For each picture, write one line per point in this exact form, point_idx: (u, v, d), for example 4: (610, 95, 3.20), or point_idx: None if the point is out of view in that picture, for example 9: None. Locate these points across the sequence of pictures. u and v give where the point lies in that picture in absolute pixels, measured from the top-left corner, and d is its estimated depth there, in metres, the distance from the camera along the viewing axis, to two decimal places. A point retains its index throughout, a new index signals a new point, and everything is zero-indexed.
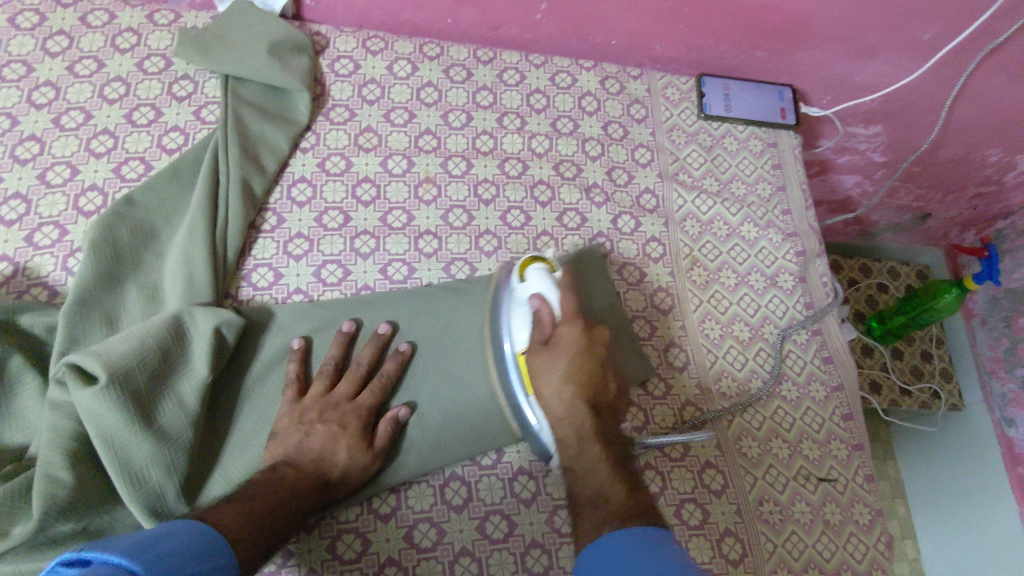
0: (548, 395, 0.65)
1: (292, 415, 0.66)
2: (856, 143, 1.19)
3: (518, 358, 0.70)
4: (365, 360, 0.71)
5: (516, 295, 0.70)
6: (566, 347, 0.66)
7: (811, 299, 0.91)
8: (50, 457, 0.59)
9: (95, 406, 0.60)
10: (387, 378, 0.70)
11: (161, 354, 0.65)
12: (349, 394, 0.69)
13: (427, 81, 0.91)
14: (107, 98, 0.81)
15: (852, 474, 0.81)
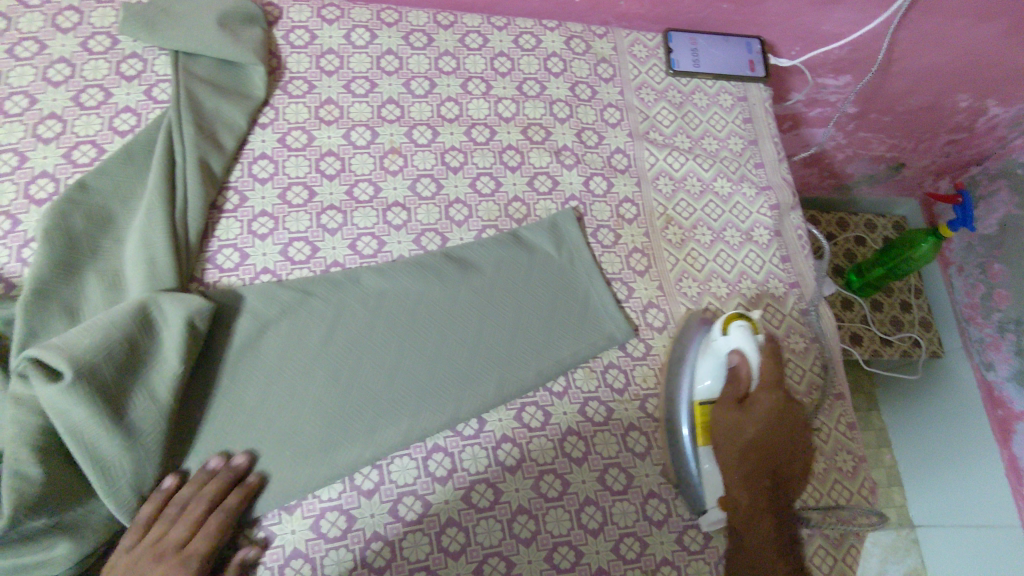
0: (723, 444, 0.70)
1: (122, 563, 0.59)
2: (826, 95, 1.18)
3: (694, 407, 0.72)
4: (205, 500, 0.62)
5: (713, 346, 0.73)
6: (764, 409, 0.69)
7: (788, 252, 0.91)
8: (15, 452, 0.58)
9: (62, 403, 0.59)
10: (227, 516, 0.62)
11: (129, 345, 0.63)
12: (183, 538, 0.60)
13: (386, 48, 0.88)
14: (52, 80, 0.78)
15: (835, 422, 0.81)
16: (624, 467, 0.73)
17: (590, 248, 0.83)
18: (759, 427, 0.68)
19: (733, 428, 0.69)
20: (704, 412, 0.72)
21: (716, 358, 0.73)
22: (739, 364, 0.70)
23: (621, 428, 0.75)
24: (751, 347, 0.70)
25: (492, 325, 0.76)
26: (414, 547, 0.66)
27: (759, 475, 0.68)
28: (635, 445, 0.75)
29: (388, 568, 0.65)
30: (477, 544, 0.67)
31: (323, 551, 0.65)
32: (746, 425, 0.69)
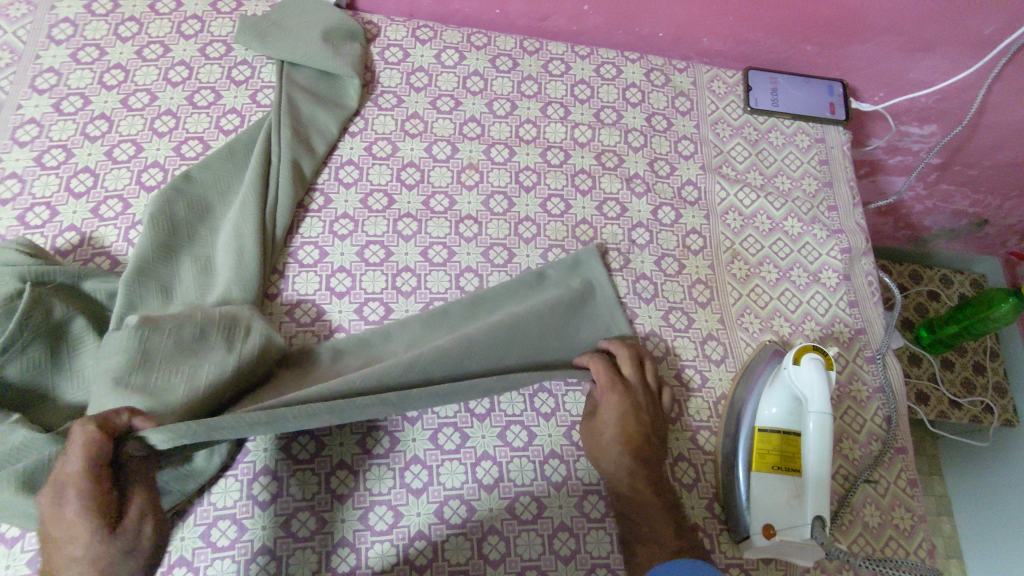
0: (599, 457, 0.70)
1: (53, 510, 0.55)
2: (909, 143, 1.16)
3: (754, 433, 0.73)
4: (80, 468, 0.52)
5: (784, 377, 0.73)
6: (611, 411, 0.70)
7: (856, 297, 0.89)
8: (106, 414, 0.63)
9: (118, 347, 0.64)
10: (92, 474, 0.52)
11: (198, 332, 0.67)
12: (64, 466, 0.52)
13: (474, 70, 0.93)
14: (171, 81, 0.85)
15: (894, 477, 0.79)
16: None
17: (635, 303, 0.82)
18: (614, 427, 0.70)
19: (599, 439, 0.70)
20: (764, 438, 0.72)
21: (785, 387, 0.73)
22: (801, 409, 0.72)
23: (670, 456, 0.75)
24: (820, 382, 0.70)
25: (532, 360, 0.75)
26: (455, 549, 0.68)
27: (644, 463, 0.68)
28: (683, 476, 0.74)
29: (429, 567, 0.67)
30: (516, 554, 0.68)
31: (368, 542, 0.67)
32: (607, 427, 0.70)
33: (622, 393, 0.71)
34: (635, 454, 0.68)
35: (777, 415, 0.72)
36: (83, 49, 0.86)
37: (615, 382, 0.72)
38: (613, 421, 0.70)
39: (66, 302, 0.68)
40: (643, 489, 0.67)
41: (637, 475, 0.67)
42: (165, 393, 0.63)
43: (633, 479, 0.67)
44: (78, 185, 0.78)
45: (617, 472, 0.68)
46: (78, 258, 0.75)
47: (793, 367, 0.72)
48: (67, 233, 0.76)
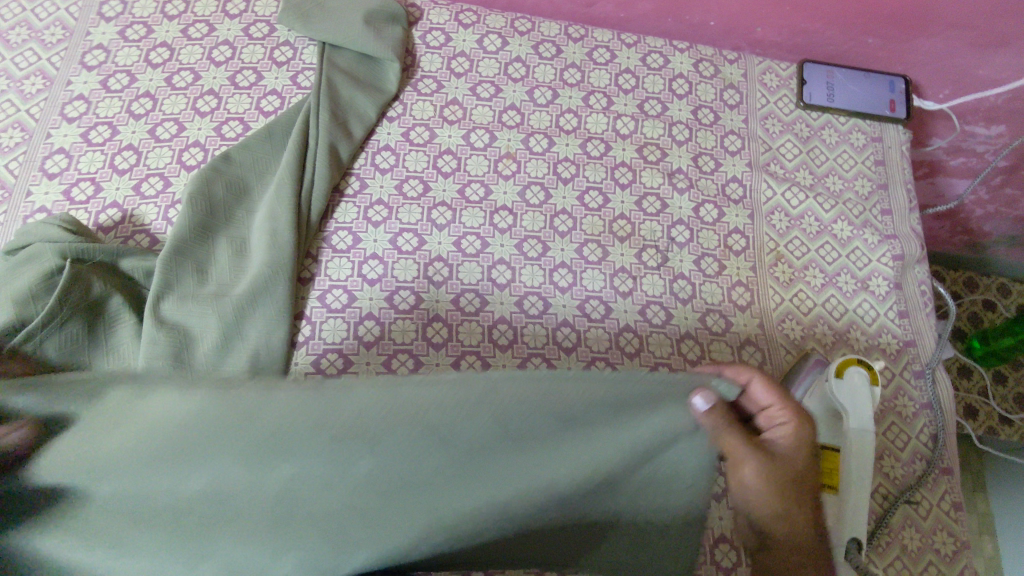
0: (745, 489, 0.57)
1: None
2: (973, 145, 1.09)
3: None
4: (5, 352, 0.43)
5: (823, 389, 0.71)
6: (793, 444, 0.56)
7: (907, 307, 0.84)
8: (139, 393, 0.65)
9: None
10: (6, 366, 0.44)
11: None
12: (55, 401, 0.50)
13: (516, 56, 0.91)
14: (214, 60, 0.85)
15: (938, 499, 0.75)
16: None
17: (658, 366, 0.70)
18: (789, 468, 0.56)
19: (756, 479, 0.56)
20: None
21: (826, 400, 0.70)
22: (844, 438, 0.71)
23: None
24: (865, 397, 0.68)
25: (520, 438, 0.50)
26: None
27: (804, 509, 0.57)
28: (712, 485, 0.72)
29: None
30: None
31: None
32: (773, 467, 0.56)
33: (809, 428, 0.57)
34: (790, 501, 0.57)
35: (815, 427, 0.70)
36: (130, 27, 0.87)
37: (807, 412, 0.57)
38: (779, 461, 0.56)
39: (105, 281, 0.70)
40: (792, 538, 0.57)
41: (783, 518, 0.57)
42: None
43: (785, 527, 0.57)
44: (121, 162, 0.79)
45: (766, 512, 0.57)
46: (120, 235, 0.76)
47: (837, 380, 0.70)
48: (109, 209, 0.77)
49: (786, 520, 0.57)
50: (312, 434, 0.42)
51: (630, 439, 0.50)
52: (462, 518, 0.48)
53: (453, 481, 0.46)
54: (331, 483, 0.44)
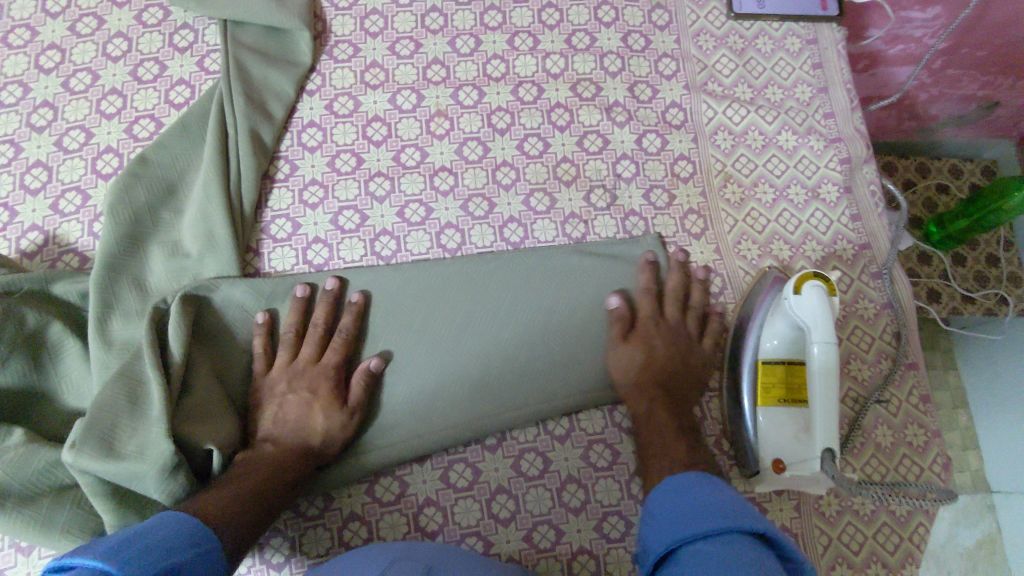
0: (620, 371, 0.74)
1: (263, 387, 0.68)
2: (910, 30, 1.08)
3: (757, 367, 0.72)
4: (320, 320, 0.70)
5: (784, 307, 0.71)
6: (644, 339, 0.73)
7: (859, 209, 0.84)
8: (120, 393, 0.62)
9: (95, 457, 0.59)
10: (347, 334, 0.70)
11: (132, 423, 0.61)
12: (312, 356, 0.69)
13: (431, 6, 0.86)
14: (111, 56, 0.80)
15: (906, 394, 0.78)
16: None
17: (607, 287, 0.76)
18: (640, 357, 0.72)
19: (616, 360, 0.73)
20: (767, 370, 0.71)
21: (786, 317, 0.71)
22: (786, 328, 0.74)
23: None
24: (822, 310, 0.67)
25: (516, 312, 0.75)
26: (465, 511, 0.69)
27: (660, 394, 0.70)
28: None
29: (441, 531, 0.69)
30: (526, 510, 0.70)
31: (378, 514, 0.69)
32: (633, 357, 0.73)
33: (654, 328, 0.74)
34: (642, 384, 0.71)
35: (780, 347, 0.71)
36: (13, 32, 0.80)
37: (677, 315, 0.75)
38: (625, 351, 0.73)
39: (39, 309, 0.66)
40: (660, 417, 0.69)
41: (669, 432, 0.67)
42: (147, 452, 0.60)
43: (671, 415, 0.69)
44: (32, 182, 0.75)
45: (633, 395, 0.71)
46: (45, 260, 0.72)
47: (798, 298, 0.69)
48: (30, 233, 0.73)
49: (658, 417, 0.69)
50: (434, 288, 0.74)
51: (599, 287, 0.76)
52: (525, 377, 0.73)
53: (520, 353, 0.73)
54: (457, 346, 0.73)
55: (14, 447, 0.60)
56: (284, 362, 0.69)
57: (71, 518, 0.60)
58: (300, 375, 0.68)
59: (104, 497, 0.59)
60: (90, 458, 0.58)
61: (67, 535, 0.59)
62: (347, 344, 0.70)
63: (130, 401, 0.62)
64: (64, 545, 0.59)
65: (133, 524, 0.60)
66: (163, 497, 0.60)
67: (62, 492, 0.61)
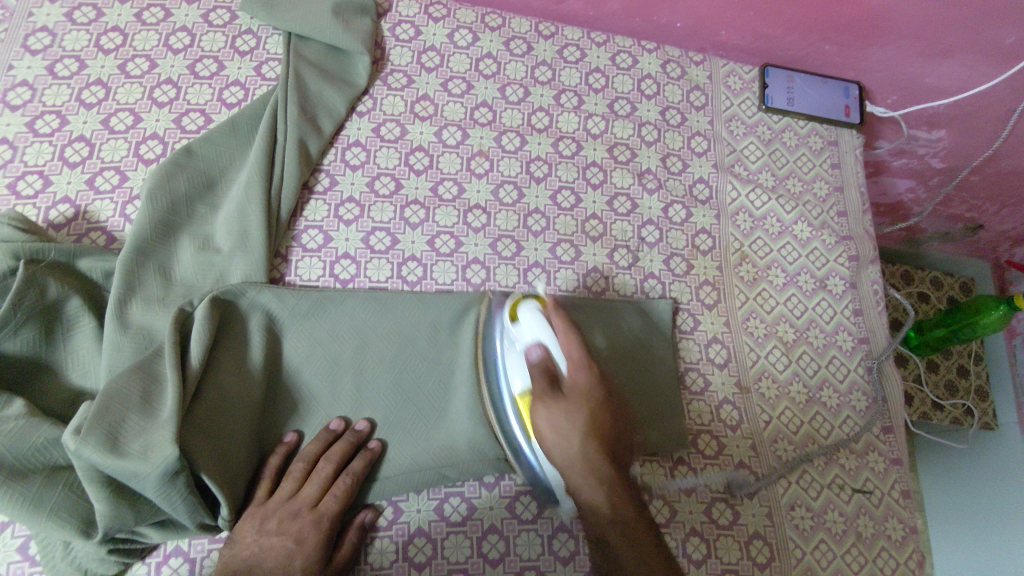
0: (547, 439, 0.63)
1: (252, 519, 0.63)
2: (915, 147, 1.14)
3: (517, 402, 0.69)
4: (333, 458, 0.67)
5: (513, 341, 0.69)
6: (578, 390, 0.62)
7: (860, 305, 0.89)
8: (133, 387, 0.62)
9: (96, 448, 0.57)
10: (354, 478, 0.67)
11: (138, 420, 0.60)
12: (313, 498, 0.65)
13: (487, 52, 0.90)
14: (172, 48, 0.81)
15: (889, 488, 0.81)
16: (669, 500, 0.74)
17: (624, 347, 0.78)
18: (582, 414, 0.61)
19: (563, 426, 0.61)
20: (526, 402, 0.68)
21: (518, 353, 0.69)
22: (540, 354, 0.65)
23: (671, 461, 0.76)
24: (542, 332, 0.65)
25: None
26: (455, 547, 0.69)
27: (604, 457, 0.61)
28: (681, 480, 0.75)
29: (428, 564, 0.68)
30: (515, 554, 0.69)
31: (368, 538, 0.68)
32: (558, 419, 0.61)
33: (594, 374, 0.63)
34: (592, 453, 0.61)
35: (523, 385, 0.68)
36: (78, 9, 0.81)
37: (587, 359, 0.63)
38: (574, 410, 0.61)
39: (61, 281, 0.66)
40: (609, 478, 0.60)
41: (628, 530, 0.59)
42: (151, 451, 0.58)
43: (606, 488, 0.60)
44: (72, 155, 0.75)
45: (567, 460, 0.62)
46: (71, 233, 0.72)
47: (518, 326, 0.68)
48: (61, 204, 0.72)
49: (621, 494, 0.60)
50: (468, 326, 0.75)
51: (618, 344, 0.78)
52: None
53: None
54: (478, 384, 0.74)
55: (16, 416, 0.59)
56: (287, 496, 0.65)
57: (60, 502, 0.58)
58: (293, 517, 0.64)
59: (99, 488, 0.58)
60: (93, 449, 0.57)
61: (55, 517, 0.58)
62: (348, 489, 0.66)
63: (143, 397, 0.62)
64: (46, 528, 0.58)
65: (124, 520, 0.58)
66: (158, 502, 0.59)
67: (56, 472, 0.59)
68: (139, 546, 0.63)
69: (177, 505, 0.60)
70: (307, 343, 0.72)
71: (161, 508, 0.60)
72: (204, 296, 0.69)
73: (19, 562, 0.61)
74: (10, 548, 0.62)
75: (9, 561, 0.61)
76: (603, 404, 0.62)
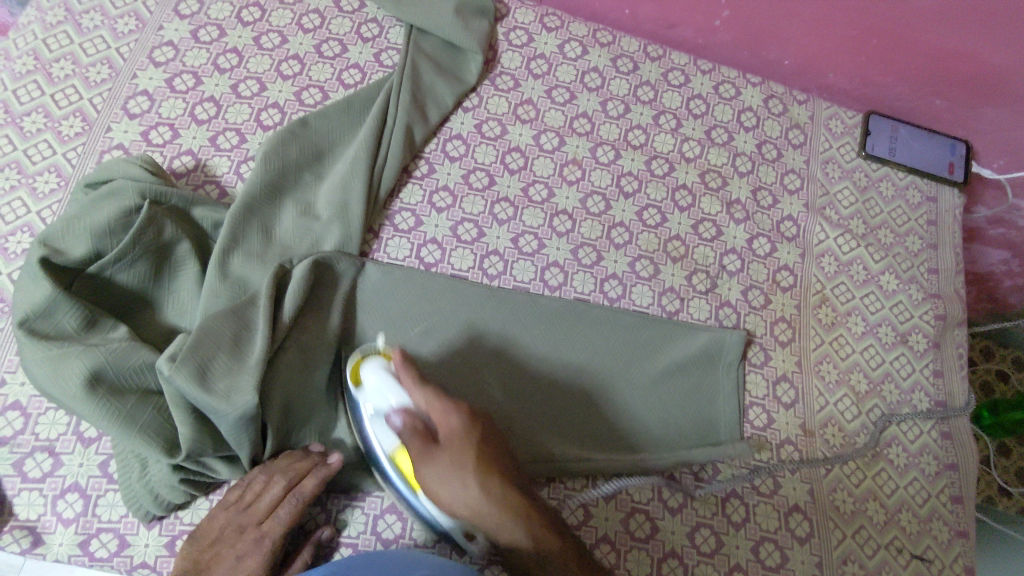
0: (444, 492, 0.60)
1: (214, 524, 0.63)
2: (1017, 218, 1.08)
3: (393, 460, 0.65)
4: (288, 475, 0.64)
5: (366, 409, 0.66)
6: (449, 439, 0.60)
7: (941, 367, 0.86)
8: (225, 330, 0.66)
9: (185, 379, 0.61)
10: (307, 497, 0.64)
11: (224, 360, 0.64)
12: (265, 513, 0.63)
13: (593, 66, 0.92)
14: (303, 27, 0.87)
15: (951, 560, 0.76)
16: (716, 530, 0.72)
17: (687, 377, 0.78)
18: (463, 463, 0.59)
19: (452, 481, 0.59)
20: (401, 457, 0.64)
21: (377, 414, 0.65)
22: (402, 419, 0.61)
23: (723, 491, 0.75)
24: (388, 384, 0.64)
25: (602, 367, 0.77)
26: None
27: (508, 483, 0.60)
28: (731, 512, 0.74)
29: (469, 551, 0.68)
30: None
31: None
32: (446, 473, 0.59)
33: (466, 410, 0.62)
34: (491, 491, 0.59)
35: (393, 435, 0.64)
36: None
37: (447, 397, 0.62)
38: (456, 459, 0.59)
39: (176, 224, 0.71)
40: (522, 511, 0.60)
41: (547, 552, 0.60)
42: (234, 391, 0.62)
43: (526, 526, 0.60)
44: (200, 112, 0.80)
45: (475, 512, 0.60)
46: (189, 183, 0.77)
47: (365, 393, 0.66)
48: (184, 156, 0.78)
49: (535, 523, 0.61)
50: (538, 328, 0.77)
51: (684, 370, 0.78)
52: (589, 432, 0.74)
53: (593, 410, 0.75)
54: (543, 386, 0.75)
55: (120, 340, 0.64)
56: (243, 505, 0.64)
57: (149, 423, 0.62)
58: (240, 530, 0.62)
59: (184, 415, 0.62)
60: (184, 379, 0.61)
61: (141, 435, 0.62)
62: (298, 507, 0.64)
63: (233, 339, 0.65)
64: (134, 445, 0.61)
65: (202, 451, 0.62)
66: (229, 438, 0.63)
67: (148, 396, 0.64)
68: (204, 482, 0.66)
69: (246, 445, 0.64)
70: (384, 319, 0.74)
71: (234, 445, 0.64)
72: (301, 257, 0.73)
73: (98, 478, 0.65)
74: (91, 464, 0.66)
75: (89, 475, 0.65)
76: (482, 435, 0.61)
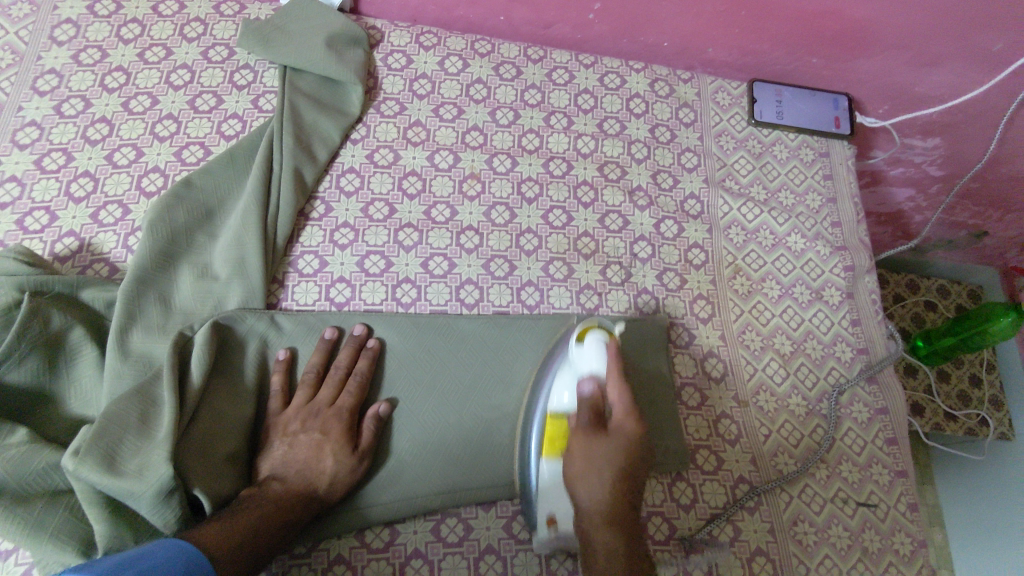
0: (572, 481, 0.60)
1: (276, 428, 0.68)
2: (911, 156, 1.12)
3: (546, 417, 0.67)
4: (343, 363, 0.72)
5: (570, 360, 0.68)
6: (622, 438, 0.61)
7: (858, 316, 0.89)
8: (128, 413, 0.63)
9: (92, 470, 0.59)
10: (363, 377, 0.72)
11: (134, 441, 0.62)
12: (329, 399, 0.70)
13: (477, 78, 0.92)
14: (173, 84, 0.84)
15: (894, 500, 0.79)
16: (667, 517, 0.73)
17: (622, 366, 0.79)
18: (616, 465, 0.60)
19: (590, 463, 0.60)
20: (556, 422, 0.67)
21: (572, 371, 0.67)
22: (593, 389, 0.64)
23: (669, 475, 0.75)
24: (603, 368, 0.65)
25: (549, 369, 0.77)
26: (451, 569, 0.67)
27: (625, 500, 0.59)
28: (679, 496, 0.74)
29: None
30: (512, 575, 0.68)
31: (364, 560, 0.67)
32: (592, 456, 0.60)
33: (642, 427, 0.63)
34: (617, 499, 0.59)
35: (567, 400, 0.66)
36: (84, 50, 0.85)
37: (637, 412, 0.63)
38: (610, 454, 0.60)
39: (64, 312, 0.68)
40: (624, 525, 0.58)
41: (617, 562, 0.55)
42: (146, 472, 0.59)
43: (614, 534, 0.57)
44: (77, 189, 0.77)
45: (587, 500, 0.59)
46: (77, 265, 0.74)
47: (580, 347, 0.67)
48: (66, 238, 0.75)
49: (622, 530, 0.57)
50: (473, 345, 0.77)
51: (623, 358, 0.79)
52: None
53: None
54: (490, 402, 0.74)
55: (19, 445, 0.61)
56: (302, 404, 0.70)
57: (61, 524, 0.59)
58: (314, 418, 0.68)
59: (98, 509, 0.59)
60: (92, 471, 0.59)
61: (54, 539, 0.59)
62: (359, 386, 0.71)
63: (141, 419, 0.63)
64: (48, 551, 0.58)
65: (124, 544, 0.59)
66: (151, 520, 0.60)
67: (58, 497, 0.61)
68: None
69: (172, 525, 0.61)
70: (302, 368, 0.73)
71: (157, 527, 0.61)
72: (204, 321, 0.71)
73: None
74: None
75: None
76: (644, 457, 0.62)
